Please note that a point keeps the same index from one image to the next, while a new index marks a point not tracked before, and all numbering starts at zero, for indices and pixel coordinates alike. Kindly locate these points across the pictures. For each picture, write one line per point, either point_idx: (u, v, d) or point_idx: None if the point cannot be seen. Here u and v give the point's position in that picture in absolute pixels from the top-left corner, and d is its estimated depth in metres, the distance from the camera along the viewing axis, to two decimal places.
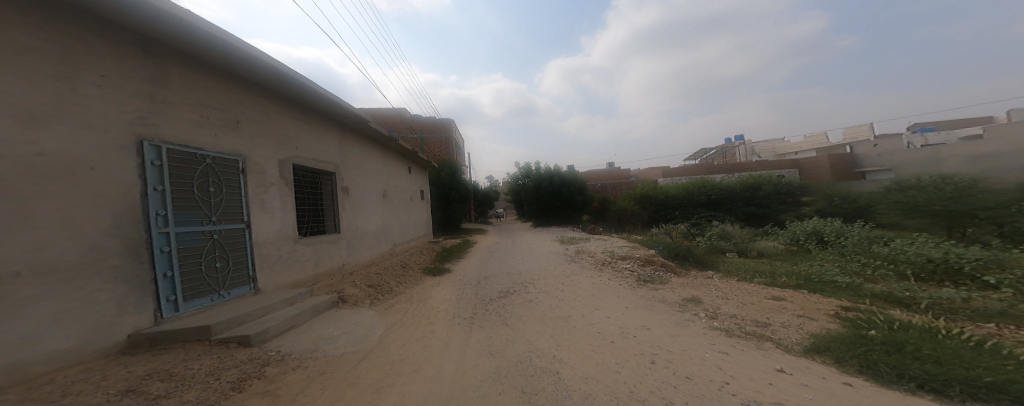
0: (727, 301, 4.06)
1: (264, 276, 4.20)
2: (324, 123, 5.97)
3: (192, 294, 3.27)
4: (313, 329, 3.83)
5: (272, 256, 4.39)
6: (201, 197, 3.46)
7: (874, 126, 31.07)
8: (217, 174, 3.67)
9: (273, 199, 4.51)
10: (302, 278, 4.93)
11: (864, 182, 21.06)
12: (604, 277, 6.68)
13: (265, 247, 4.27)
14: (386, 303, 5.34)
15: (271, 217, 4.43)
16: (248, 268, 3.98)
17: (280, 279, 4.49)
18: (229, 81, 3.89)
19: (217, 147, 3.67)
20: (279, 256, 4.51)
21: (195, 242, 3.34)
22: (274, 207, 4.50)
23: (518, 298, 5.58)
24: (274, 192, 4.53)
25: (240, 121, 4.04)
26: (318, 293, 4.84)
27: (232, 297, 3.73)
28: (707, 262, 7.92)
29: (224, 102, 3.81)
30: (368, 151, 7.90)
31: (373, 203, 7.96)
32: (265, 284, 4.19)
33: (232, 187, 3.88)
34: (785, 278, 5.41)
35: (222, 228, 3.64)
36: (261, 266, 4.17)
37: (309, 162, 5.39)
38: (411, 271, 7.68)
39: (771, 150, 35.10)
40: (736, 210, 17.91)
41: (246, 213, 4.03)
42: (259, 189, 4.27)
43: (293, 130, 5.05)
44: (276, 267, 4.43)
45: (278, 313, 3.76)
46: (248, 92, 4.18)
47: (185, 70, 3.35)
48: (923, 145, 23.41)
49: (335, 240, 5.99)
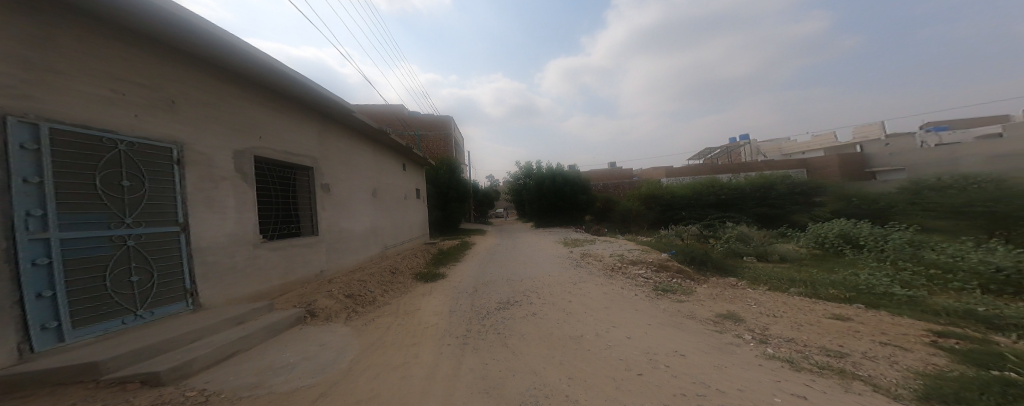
0: (775, 320, 3.32)
1: (209, 288, 3.50)
2: (297, 110, 5.21)
3: (93, 318, 2.52)
4: (261, 357, 3.11)
5: (222, 265, 3.67)
6: (111, 193, 2.69)
7: (885, 125, 30.31)
8: (137, 164, 2.88)
9: (226, 197, 3.77)
10: (264, 289, 4.24)
11: (877, 183, 20.36)
12: (616, 285, 5.97)
13: (210, 255, 3.54)
14: (366, 317, 4.62)
15: (222, 219, 3.70)
16: (184, 280, 3.25)
17: (234, 291, 3.78)
18: (158, 52, 3.10)
19: (135, 129, 2.86)
20: (231, 264, 3.79)
21: (96, 252, 2.55)
22: (227, 207, 3.78)
23: (519, 311, 4.88)
24: (227, 187, 3.79)
25: (177, 102, 3.26)
26: (280, 307, 4.17)
27: (159, 316, 3.02)
28: (728, 268, 7.19)
29: (149, 74, 3.01)
30: (353, 145, 7.18)
31: (360, 202, 7.26)
32: (208, 299, 3.47)
33: (163, 181, 3.11)
34: (830, 288, 4.74)
35: (142, 232, 2.89)
36: (203, 277, 3.44)
37: (278, 155, 4.67)
38: (401, 277, 6.98)
39: (777, 149, 34.42)
40: (748, 210, 17.18)
41: (183, 214, 3.26)
42: (205, 185, 3.51)
43: (255, 116, 4.30)
44: (227, 277, 3.71)
45: (217, 336, 3.08)
46: (187, 67, 3.39)
47: (89, 35, 2.54)
48: (937, 145, 22.78)
49: (310, 244, 5.28)
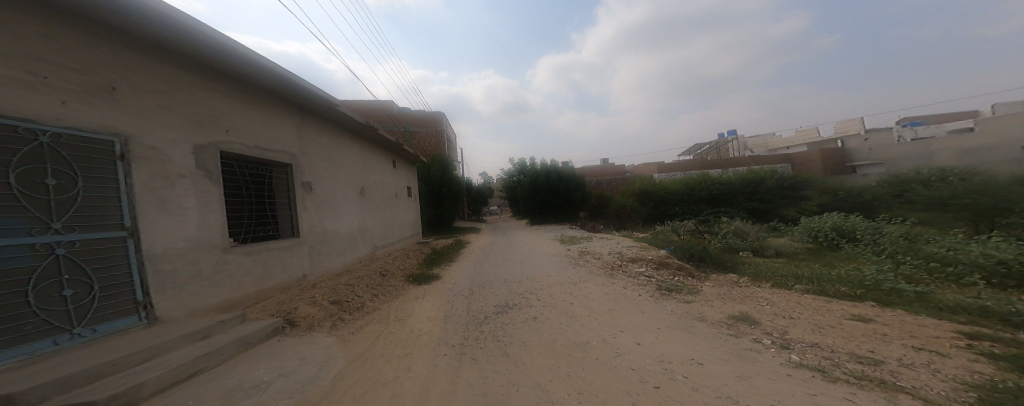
0: (793, 322, 3.14)
1: (167, 299, 3.08)
2: (271, 102, 4.74)
3: (13, 341, 2.12)
4: (225, 378, 2.71)
5: (182, 274, 3.23)
6: (33, 193, 2.28)
7: (864, 121, 31.29)
8: (66, 160, 2.46)
9: (186, 198, 3.33)
10: (235, 298, 3.82)
11: (859, 177, 21.01)
12: (618, 285, 5.77)
13: (167, 262, 3.11)
14: (354, 325, 4.24)
15: (181, 222, 3.26)
16: (135, 292, 2.85)
17: (199, 302, 3.36)
18: (90, 30, 2.61)
19: (61, 118, 2.39)
20: (194, 271, 3.36)
21: (14, 263, 2.14)
22: (187, 208, 3.33)
23: (518, 315, 4.60)
24: (186, 186, 3.33)
25: (118, 89, 2.79)
26: (253, 317, 3.76)
27: (102, 333, 2.64)
28: (728, 264, 7.15)
29: (80, 54, 2.52)
30: (337, 141, 6.72)
31: (346, 201, 6.83)
32: (165, 312, 3.05)
33: (103, 179, 2.69)
34: (835, 284, 4.66)
35: (75, 239, 2.49)
36: (159, 288, 3.02)
37: (249, 151, 4.21)
38: (393, 279, 6.60)
39: (762, 145, 35.16)
40: (739, 205, 17.36)
41: (132, 216, 2.83)
42: (158, 183, 3.06)
43: (219, 108, 3.82)
44: (188, 286, 3.29)
45: (174, 355, 2.69)
46: (130, 49, 2.91)
47: None
48: (912, 139, 23.69)
49: (289, 247, 4.85)
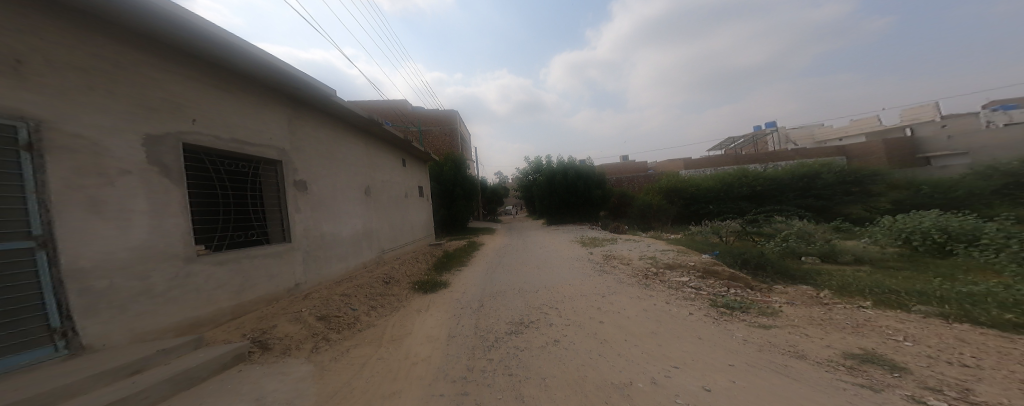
0: (968, 373, 2.01)
1: (101, 325, 2.32)
2: (251, 91, 4.09)
3: None
4: None
5: (126, 292, 2.50)
6: None
7: (938, 106, 27.23)
8: None
9: (130, 198, 2.59)
10: (203, 315, 3.13)
11: (935, 169, 18.11)
12: (657, 299, 4.71)
13: (101, 279, 2.35)
14: (341, 347, 3.52)
15: (123, 229, 2.53)
16: (49, 317, 2.11)
17: (150, 323, 2.63)
18: None
19: None
20: (143, 287, 2.63)
21: None
22: (132, 210, 2.60)
23: (535, 337, 3.72)
24: (130, 184, 2.59)
25: (24, 64, 2.07)
26: (216, 341, 3.02)
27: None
28: (798, 275, 5.79)
29: None
30: (337, 137, 6.17)
31: (348, 202, 6.27)
32: (96, 340, 2.29)
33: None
34: (978, 306, 3.41)
35: None
36: (90, 308, 2.26)
37: (223, 144, 3.54)
38: (397, 287, 5.94)
39: (809, 137, 31.73)
40: (789, 203, 15.32)
41: (45, 222, 2.11)
42: (86, 181, 2.32)
43: (182, 95, 3.15)
44: (134, 305, 2.54)
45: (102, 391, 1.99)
46: (44, 14, 2.20)
47: None
48: (1004, 125, 20.08)
49: (277, 254, 4.24)
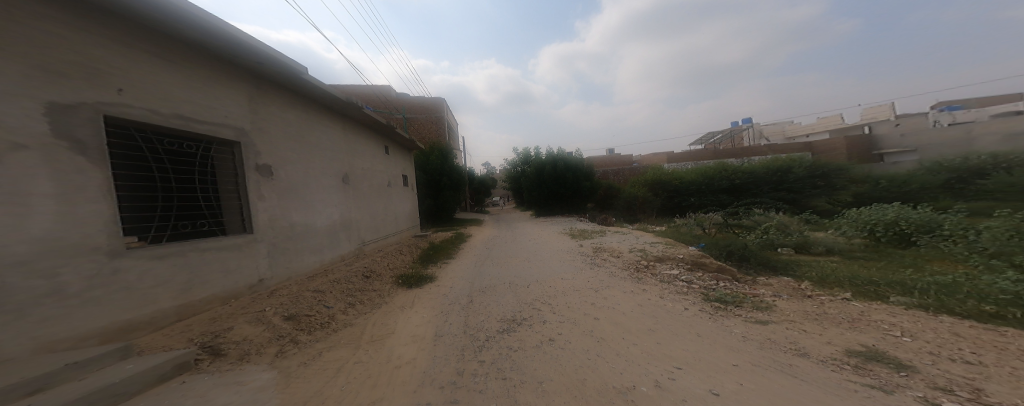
0: (971, 369, 1.99)
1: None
2: (200, 62, 3.48)
3: None
4: None
5: (21, 292, 2.02)
6: None
7: (895, 106, 29.15)
8: None
9: (27, 178, 2.09)
10: (134, 319, 2.68)
11: (890, 164, 19.43)
12: (651, 294, 4.65)
13: None
14: (312, 350, 3.15)
15: (17, 217, 2.02)
16: None
17: (59, 330, 2.17)
18: None
19: None
20: (49, 286, 2.16)
21: None
22: (29, 193, 2.10)
23: (529, 335, 3.53)
24: (27, 161, 2.09)
25: None
26: (155, 348, 2.58)
27: None
28: (780, 266, 5.93)
29: None
30: (310, 120, 5.59)
31: (323, 191, 5.76)
32: None
33: None
34: (952, 296, 3.55)
35: None
36: None
37: (162, 120, 2.99)
38: (379, 282, 5.56)
39: (780, 133, 33.26)
40: (764, 195, 15.94)
41: None
42: None
43: (104, 59, 2.56)
44: (36, 309, 2.07)
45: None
46: None
47: None
48: (952, 125, 21.76)
49: (236, 248, 3.76)
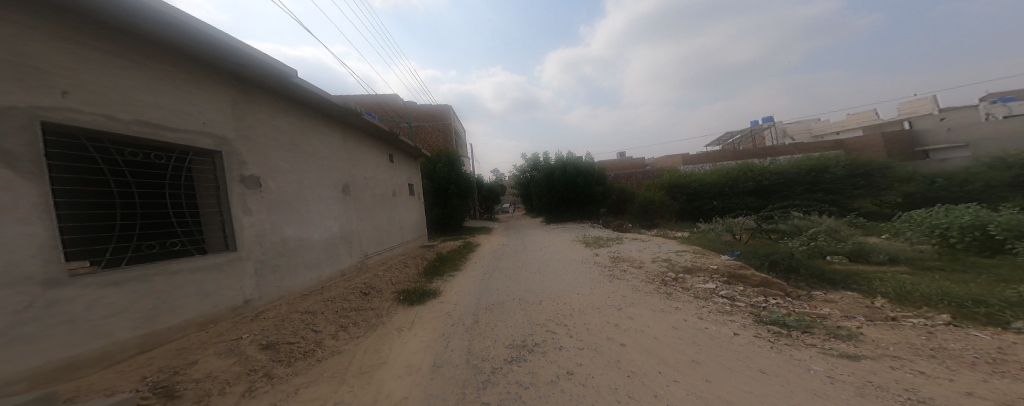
0: None
1: None
2: (170, 62, 3.11)
3: None
4: None
5: None
6: None
7: (936, 99, 26.97)
8: None
9: None
10: (79, 356, 2.19)
11: (936, 161, 17.75)
12: (687, 313, 3.94)
13: None
14: (288, 387, 2.64)
15: None
16: None
17: None
18: None
19: None
20: None
21: None
22: None
23: (543, 367, 2.91)
24: None
25: None
26: (91, 392, 2.04)
27: None
28: (838, 279, 5.05)
29: None
30: (305, 126, 5.26)
31: (319, 200, 5.38)
32: None
33: None
34: None
35: None
36: None
37: (123, 127, 2.64)
38: (378, 299, 5.07)
39: (806, 131, 31.38)
40: (797, 197, 14.70)
41: None
42: None
43: (48, 58, 2.20)
44: None
45: None
46: None
47: None
48: (1007, 117, 19.72)
49: (215, 268, 3.35)
